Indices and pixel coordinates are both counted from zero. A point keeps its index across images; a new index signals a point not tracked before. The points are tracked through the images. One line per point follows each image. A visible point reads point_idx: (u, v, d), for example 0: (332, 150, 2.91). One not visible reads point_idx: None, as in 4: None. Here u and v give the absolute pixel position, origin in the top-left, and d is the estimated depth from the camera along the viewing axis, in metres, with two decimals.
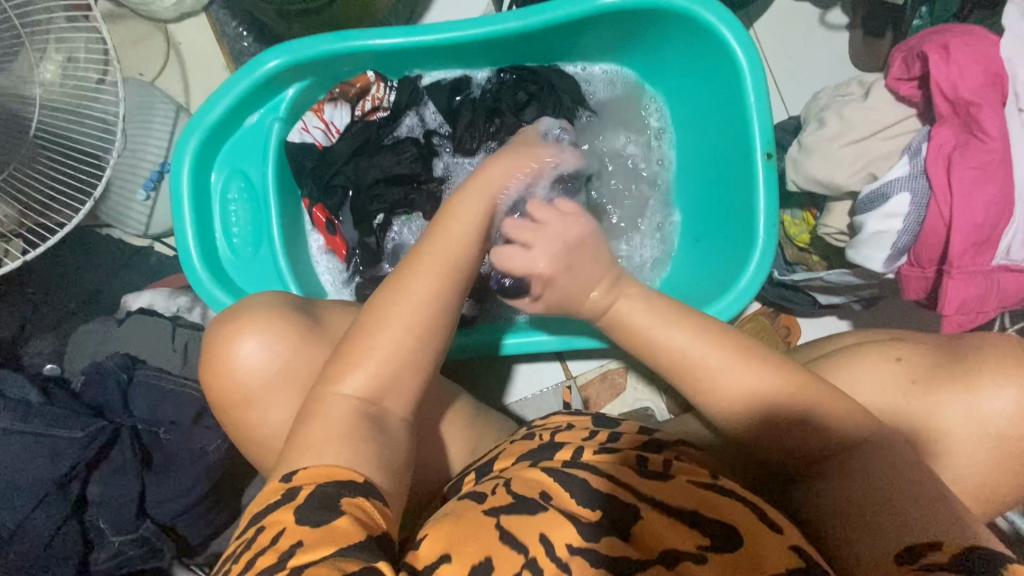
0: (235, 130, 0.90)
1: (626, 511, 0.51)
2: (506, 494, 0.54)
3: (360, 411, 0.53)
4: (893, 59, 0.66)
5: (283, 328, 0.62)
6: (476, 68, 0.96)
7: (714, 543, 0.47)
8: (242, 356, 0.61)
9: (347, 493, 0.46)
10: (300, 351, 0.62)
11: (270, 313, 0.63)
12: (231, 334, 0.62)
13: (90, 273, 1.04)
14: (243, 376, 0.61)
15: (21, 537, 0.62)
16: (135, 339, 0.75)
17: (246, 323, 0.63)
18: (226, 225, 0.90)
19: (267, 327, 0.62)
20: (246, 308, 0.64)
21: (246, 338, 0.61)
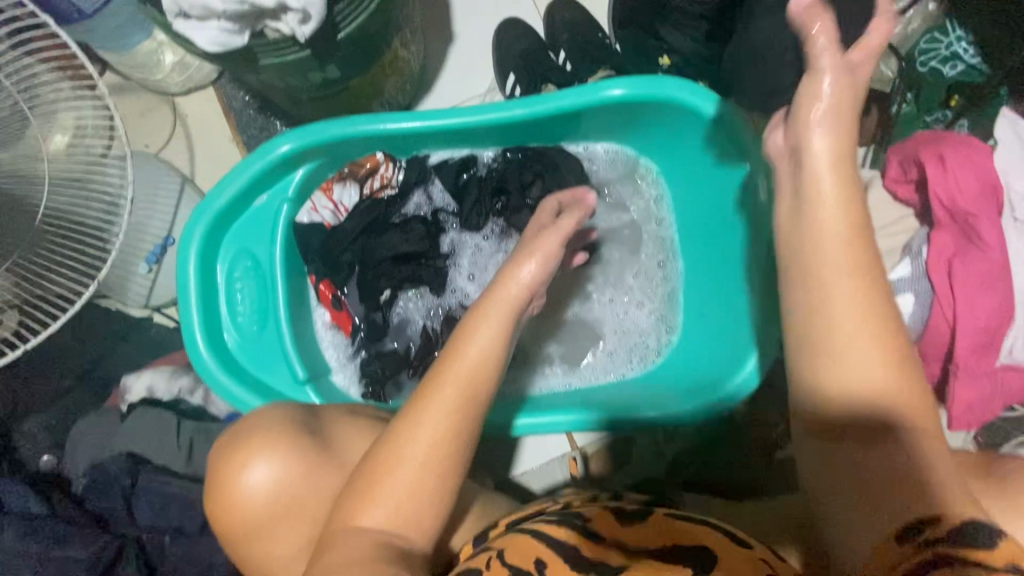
0: (243, 211, 0.90)
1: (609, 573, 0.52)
2: (502, 566, 0.54)
3: (383, 538, 0.56)
4: (891, 163, 0.78)
5: (291, 449, 0.63)
6: (484, 147, 0.98)
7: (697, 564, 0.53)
8: (252, 475, 0.62)
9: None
10: (305, 475, 0.62)
11: (282, 433, 0.64)
12: (243, 457, 0.63)
13: (88, 348, 1.03)
14: (250, 503, 0.62)
15: None
16: (137, 434, 0.73)
17: (258, 441, 0.63)
18: (232, 305, 0.89)
19: (275, 449, 0.63)
20: (263, 423, 0.66)
21: (258, 461, 0.62)
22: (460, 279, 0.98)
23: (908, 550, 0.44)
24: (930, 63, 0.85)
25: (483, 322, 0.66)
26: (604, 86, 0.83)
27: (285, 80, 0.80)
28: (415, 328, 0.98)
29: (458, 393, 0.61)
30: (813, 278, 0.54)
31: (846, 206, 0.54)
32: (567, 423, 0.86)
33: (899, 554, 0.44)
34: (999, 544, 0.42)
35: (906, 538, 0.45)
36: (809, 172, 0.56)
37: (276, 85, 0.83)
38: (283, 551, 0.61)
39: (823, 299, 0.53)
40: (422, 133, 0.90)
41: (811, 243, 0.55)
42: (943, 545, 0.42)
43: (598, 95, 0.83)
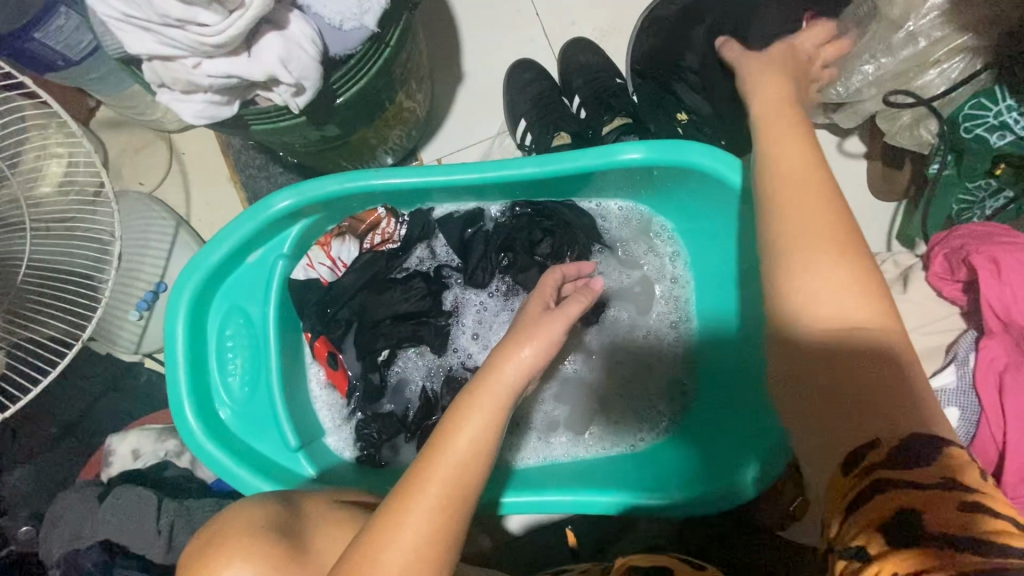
0: (236, 267, 0.86)
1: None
2: None
3: None
4: (936, 260, 0.73)
5: (263, 557, 0.59)
6: (491, 200, 0.92)
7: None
8: None
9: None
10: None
11: (251, 539, 0.60)
12: (211, 565, 0.59)
13: (76, 396, 0.99)
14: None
15: None
16: (113, 520, 0.68)
17: (228, 548, 0.60)
18: (223, 369, 0.85)
19: (244, 561, 0.59)
20: (233, 526, 0.63)
21: (226, 573, 0.59)
22: (461, 338, 0.93)
23: (851, 473, 0.45)
24: (974, 129, 0.78)
25: (468, 420, 0.60)
26: (621, 149, 0.78)
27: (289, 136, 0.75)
28: (414, 388, 0.94)
29: (440, 498, 0.54)
30: (788, 256, 0.53)
31: (813, 183, 0.57)
32: (567, 505, 0.79)
33: (843, 486, 0.45)
34: (940, 457, 0.42)
35: (849, 467, 0.45)
36: (768, 165, 0.59)
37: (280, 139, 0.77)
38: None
39: (795, 238, 0.54)
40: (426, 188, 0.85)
41: (781, 242, 0.55)
42: (881, 468, 0.43)
43: (615, 157, 0.78)
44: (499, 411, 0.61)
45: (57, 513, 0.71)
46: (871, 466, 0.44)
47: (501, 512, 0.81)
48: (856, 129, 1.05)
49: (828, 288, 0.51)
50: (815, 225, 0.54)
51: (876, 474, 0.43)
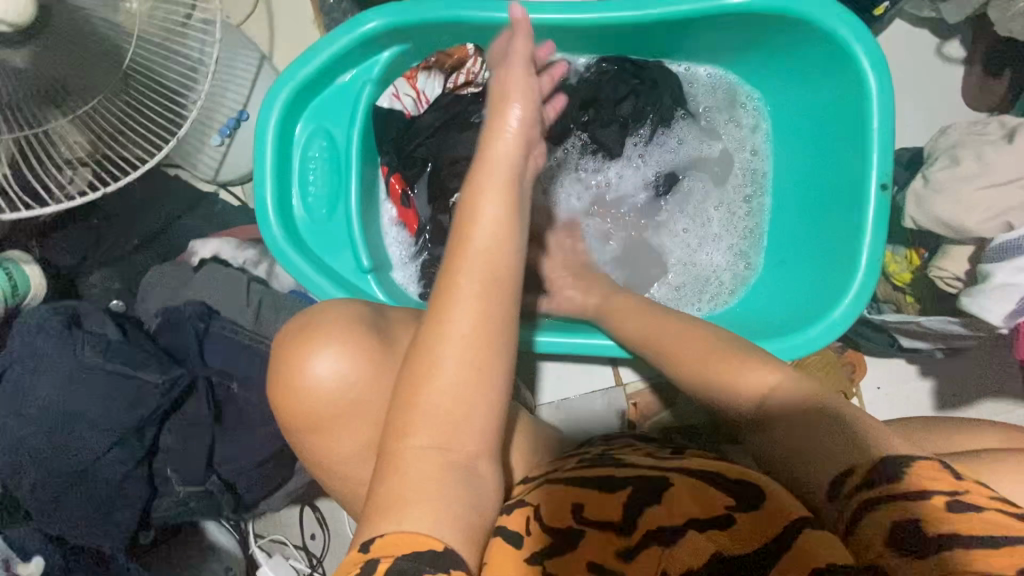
0: (326, 87, 0.88)
1: (653, 485, 0.55)
2: (540, 530, 0.52)
3: (437, 454, 0.50)
4: None
5: (351, 346, 0.59)
6: (576, 53, 0.91)
7: (739, 501, 0.50)
8: (315, 368, 0.59)
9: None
10: (368, 373, 0.59)
11: (339, 324, 0.60)
12: (300, 349, 0.59)
13: (156, 213, 1.04)
14: (311, 398, 0.59)
15: (86, 482, 0.57)
16: (208, 288, 0.73)
17: (318, 328, 0.60)
18: (304, 184, 0.88)
19: (338, 343, 0.59)
20: (313, 320, 0.61)
21: (313, 355, 0.59)
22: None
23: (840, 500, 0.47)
24: None
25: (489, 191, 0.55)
26: None
27: None
28: None
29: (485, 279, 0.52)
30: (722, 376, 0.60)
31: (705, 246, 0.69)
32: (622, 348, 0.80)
33: (835, 512, 0.47)
34: (915, 470, 0.44)
35: (835, 492, 0.48)
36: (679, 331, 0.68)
37: None
38: (353, 442, 0.61)
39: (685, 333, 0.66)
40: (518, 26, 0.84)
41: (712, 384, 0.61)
42: (860, 492, 0.46)
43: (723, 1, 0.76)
44: (512, 183, 0.56)
45: (154, 277, 0.74)
46: (857, 493, 0.46)
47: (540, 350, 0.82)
48: (959, 31, 1.00)
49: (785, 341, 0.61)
50: (736, 346, 0.62)
51: (866, 495, 0.45)
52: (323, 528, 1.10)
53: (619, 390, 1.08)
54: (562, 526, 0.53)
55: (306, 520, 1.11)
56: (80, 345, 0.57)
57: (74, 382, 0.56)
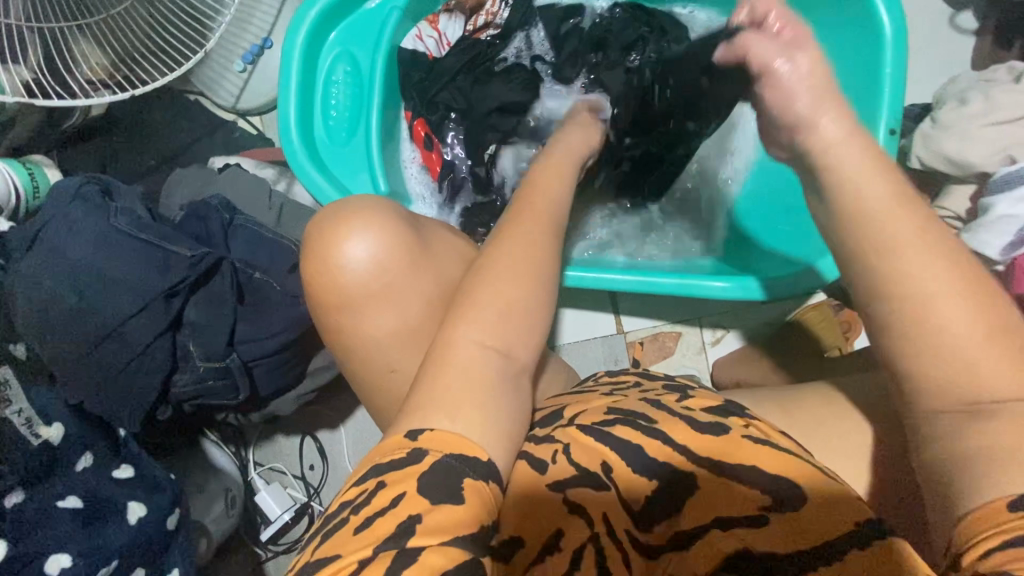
0: (354, 10, 0.90)
1: (683, 480, 0.50)
2: (569, 466, 0.52)
3: (490, 351, 0.53)
4: None
5: (391, 233, 0.62)
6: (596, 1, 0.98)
7: (776, 501, 0.47)
8: (350, 254, 0.60)
9: (468, 472, 0.47)
10: (406, 259, 0.62)
11: (384, 215, 0.63)
12: (339, 230, 0.61)
13: (175, 133, 1.05)
14: (346, 280, 0.61)
15: (117, 340, 0.57)
16: (230, 186, 0.75)
17: (349, 218, 0.62)
18: (326, 105, 0.90)
19: (378, 229, 0.62)
20: (353, 207, 0.64)
21: (352, 236, 0.61)
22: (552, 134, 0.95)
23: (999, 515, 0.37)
24: None
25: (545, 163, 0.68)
26: None
27: None
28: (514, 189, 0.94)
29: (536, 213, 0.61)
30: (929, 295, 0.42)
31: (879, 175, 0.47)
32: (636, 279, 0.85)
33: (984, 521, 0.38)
34: None
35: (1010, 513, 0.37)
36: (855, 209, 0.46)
37: None
38: (385, 324, 0.61)
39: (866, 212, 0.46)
40: None
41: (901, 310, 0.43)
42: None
43: None
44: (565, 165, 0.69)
45: (187, 173, 0.76)
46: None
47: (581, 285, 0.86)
48: (972, 4, 1.03)
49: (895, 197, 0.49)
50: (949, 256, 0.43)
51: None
52: (323, 459, 1.11)
53: (620, 337, 1.10)
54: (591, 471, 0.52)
55: (306, 451, 1.11)
56: (117, 212, 0.58)
57: (110, 240, 0.57)
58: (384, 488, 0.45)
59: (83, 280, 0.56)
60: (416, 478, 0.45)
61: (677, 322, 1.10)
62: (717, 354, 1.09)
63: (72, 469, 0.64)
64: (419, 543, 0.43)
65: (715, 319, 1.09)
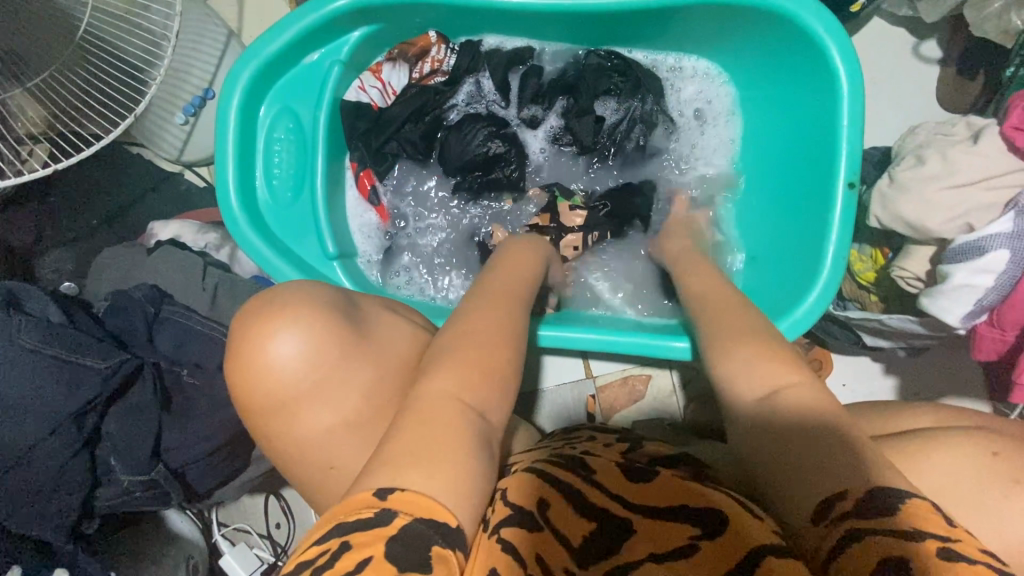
0: (293, 66, 0.86)
1: (614, 520, 0.50)
2: (506, 506, 0.49)
3: (455, 405, 0.49)
4: (1013, 107, 0.61)
5: (322, 326, 0.58)
6: (548, 41, 0.92)
7: (703, 530, 0.47)
8: (278, 353, 0.57)
9: (438, 540, 0.42)
10: (337, 354, 0.59)
11: (320, 309, 0.59)
12: (266, 325, 0.58)
13: (115, 193, 1.00)
14: (275, 375, 0.57)
15: (26, 467, 0.53)
16: (162, 270, 0.71)
17: (285, 311, 0.58)
18: (268, 166, 0.86)
19: (308, 324, 0.58)
20: (297, 298, 0.60)
21: (281, 332, 0.57)
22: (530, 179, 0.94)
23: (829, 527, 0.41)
24: None
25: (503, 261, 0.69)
26: None
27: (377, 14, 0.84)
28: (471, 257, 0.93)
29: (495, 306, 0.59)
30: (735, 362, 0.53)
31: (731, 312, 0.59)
32: (587, 341, 0.82)
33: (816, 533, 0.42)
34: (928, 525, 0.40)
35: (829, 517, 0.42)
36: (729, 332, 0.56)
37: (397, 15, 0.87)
38: (312, 427, 0.59)
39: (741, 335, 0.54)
40: (460, 12, 0.85)
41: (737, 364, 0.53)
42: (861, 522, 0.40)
43: None
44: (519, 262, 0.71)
45: (114, 256, 0.73)
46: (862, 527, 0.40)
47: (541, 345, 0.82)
48: (936, 32, 1.00)
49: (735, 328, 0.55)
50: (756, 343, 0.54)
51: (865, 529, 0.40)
52: (287, 517, 1.08)
53: (589, 382, 1.08)
54: (528, 506, 0.50)
55: (271, 509, 1.09)
56: (21, 329, 0.53)
57: (9, 361, 0.52)
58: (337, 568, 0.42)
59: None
60: None
61: (646, 365, 1.08)
62: (687, 396, 1.07)
63: None
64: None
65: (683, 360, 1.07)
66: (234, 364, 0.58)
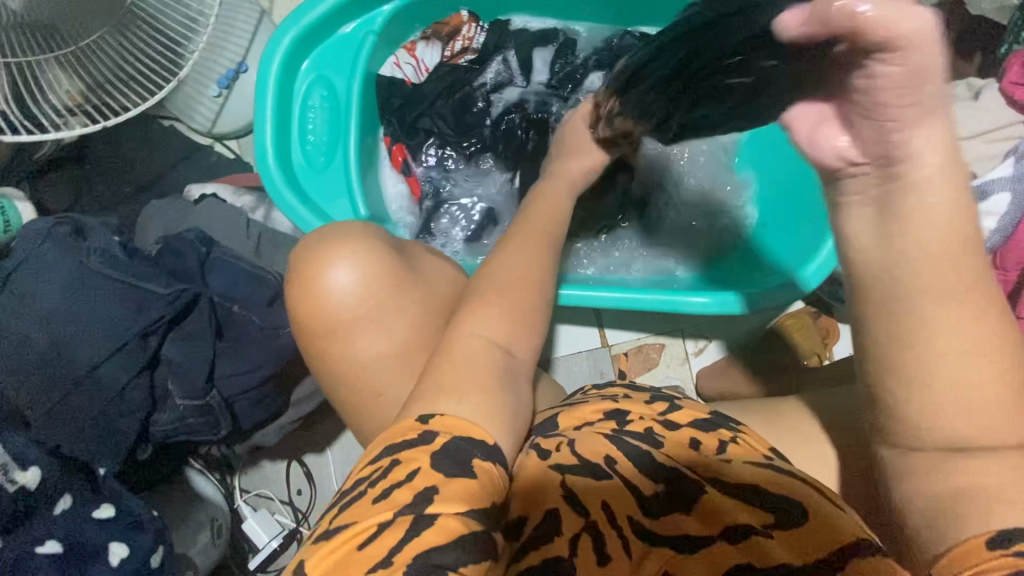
0: (329, 36, 0.90)
1: (689, 495, 0.49)
2: (572, 456, 0.53)
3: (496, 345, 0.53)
4: (1011, 64, 0.67)
5: (377, 257, 0.61)
6: (577, 22, 0.97)
7: (778, 519, 0.47)
8: (333, 284, 0.60)
9: (477, 453, 0.46)
10: (390, 284, 0.61)
11: (377, 245, 0.62)
12: (324, 255, 0.61)
13: (148, 161, 1.03)
14: (333, 305, 0.60)
15: (92, 383, 0.57)
16: (208, 219, 0.75)
17: (346, 244, 0.61)
18: (303, 130, 0.90)
19: (365, 259, 0.61)
20: (347, 234, 0.63)
21: (333, 267, 0.60)
22: None
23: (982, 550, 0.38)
24: None
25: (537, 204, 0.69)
26: None
27: None
28: (498, 222, 0.96)
29: (528, 238, 0.63)
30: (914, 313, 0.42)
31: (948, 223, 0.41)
32: (609, 300, 0.85)
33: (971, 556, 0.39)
34: None
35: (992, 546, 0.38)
36: (907, 262, 0.42)
37: None
38: (365, 356, 0.60)
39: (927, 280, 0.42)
40: None
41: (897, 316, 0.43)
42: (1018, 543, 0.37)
43: None
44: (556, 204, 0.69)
45: (160, 207, 0.76)
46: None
47: (568, 303, 0.85)
48: None
49: (927, 250, 0.42)
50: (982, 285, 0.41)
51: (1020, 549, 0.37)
52: (309, 483, 1.09)
53: (606, 350, 1.11)
54: (595, 463, 0.52)
55: (292, 476, 1.10)
56: (89, 252, 0.59)
57: (82, 282, 0.57)
58: (398, 465, 0.45)
59: (53, 323, 0.56)
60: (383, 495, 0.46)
61: (660, 333, 1.11)
62: (700, 364, 1.10)
63: (52, 513, 0.62)
64: (438, 508, 0.43)
65: (697, 329, 1.11)
66: (295, 294, 0.61)
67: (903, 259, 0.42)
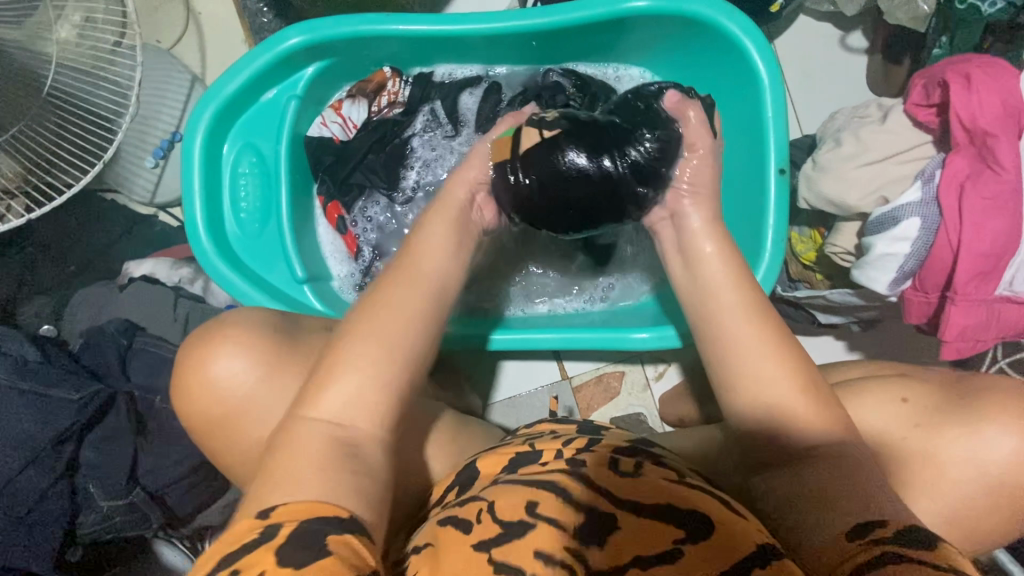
0: (253, 103, 0.91)
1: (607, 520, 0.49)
2: (493, 521, 0.49)
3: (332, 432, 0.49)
4: (913, 85, 0.67)
5: (255, 342, 0.62)
6: (498, 64, 0.97)
7: (688, 533, 0.47)
8: (214, 376, 0.61)
9: (330, 528, 0.42)
10: (274, 367, 0.61)
11: (248, 329, 0.63)
12: (204, 350, 0.62)
13: (90, 237, 1.03)
14: (219, 397, 0.61)
15: (16, 492, 0.63)
16: (135, 306, 0.75)
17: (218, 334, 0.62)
18: (234, 200, 0.90)
19: (241, 345, 0.62)
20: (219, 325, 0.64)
21: (215, 358, 0.61)
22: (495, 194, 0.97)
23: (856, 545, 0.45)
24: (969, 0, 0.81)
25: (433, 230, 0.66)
26: None
27: (328, 46, 0.88)
28: None
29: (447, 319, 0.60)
30: (724, 368, 0.59)
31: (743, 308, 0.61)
32: (553, 341, 0.85)
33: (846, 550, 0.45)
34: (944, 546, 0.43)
35: (857, 535, 0.46)
36: (708, 337, 0.61)
37: (361, 52, 0.92)
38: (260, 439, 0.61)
39: (735, 349, 0.59)
40: (412, 40, 0.90)
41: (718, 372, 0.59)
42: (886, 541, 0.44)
43: (622, 5, 0.81)
44: (449, 228, 0.67)
45: (85, 296, 0.77)
46: (878, 541, 0.44)
47: (511, 347, 0.86)
48: (860, 24, 1.06)
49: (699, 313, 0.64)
50: (742, 337, 0.59)
51: (887, 547, 0.43)
52: None
53: (565, 383, 1.10)
54: (514, 518, 0.49)
55: None
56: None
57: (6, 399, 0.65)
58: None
59: None
60: (273, 553, 0.40)
61: (619, 361, 1.11)
62: (661, 389, 1.10)
63: None
64: None
65: (655, 354, 1.10)
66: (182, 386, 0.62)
67: (714, 323, 0.62)
